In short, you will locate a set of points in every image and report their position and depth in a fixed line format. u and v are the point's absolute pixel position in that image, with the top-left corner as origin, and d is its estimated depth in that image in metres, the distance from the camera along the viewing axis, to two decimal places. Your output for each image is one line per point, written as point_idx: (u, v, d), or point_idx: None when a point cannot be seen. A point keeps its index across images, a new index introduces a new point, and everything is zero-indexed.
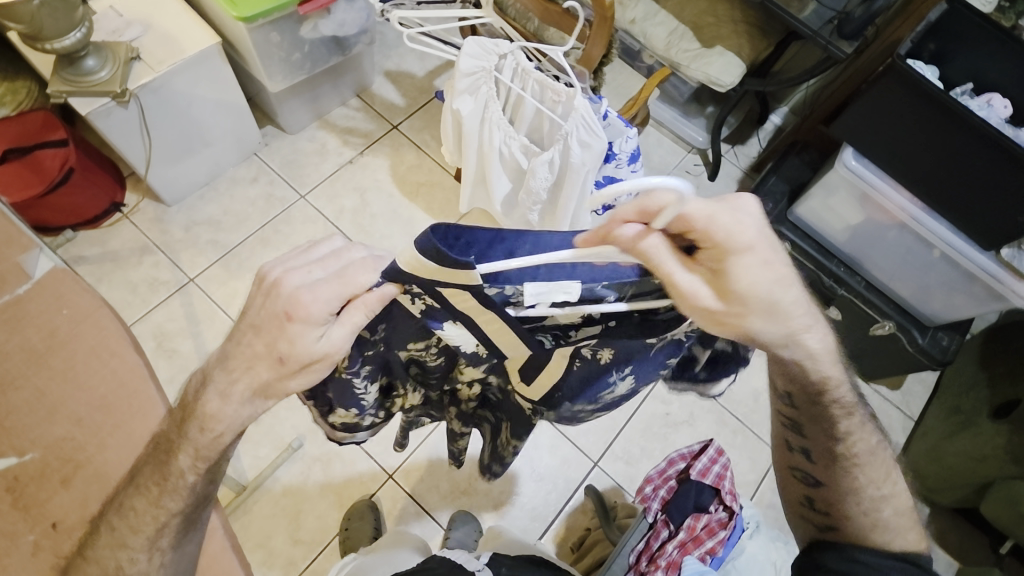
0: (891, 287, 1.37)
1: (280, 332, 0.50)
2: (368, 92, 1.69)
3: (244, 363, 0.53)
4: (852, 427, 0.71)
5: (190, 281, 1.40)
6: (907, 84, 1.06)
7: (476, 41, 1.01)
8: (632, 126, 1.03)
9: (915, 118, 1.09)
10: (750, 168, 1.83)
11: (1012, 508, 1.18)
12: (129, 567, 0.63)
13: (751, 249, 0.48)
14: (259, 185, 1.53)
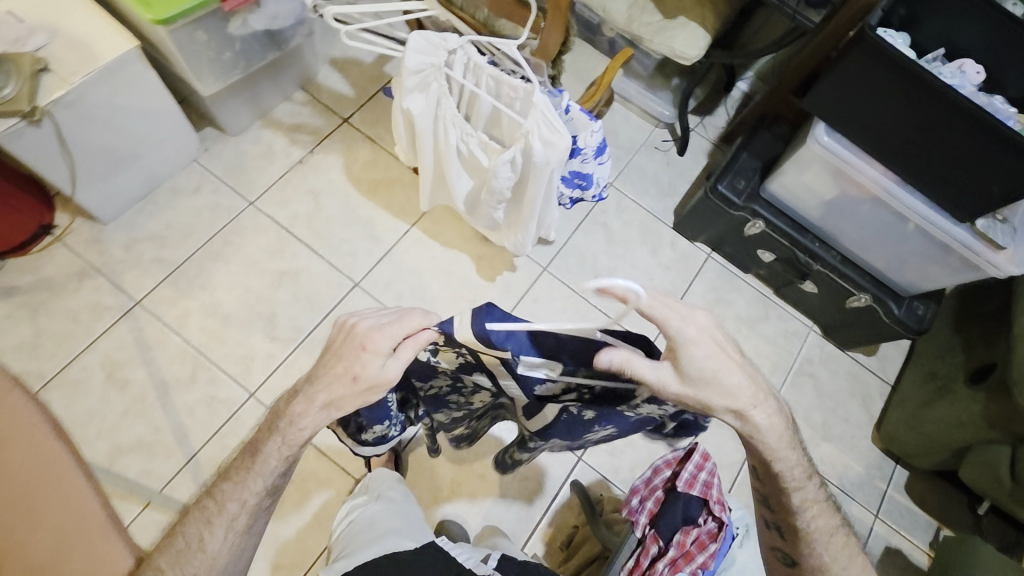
0: (866, 260, 1.36)
1: (357, 363, 0.65)
2: (313, 84, 1.59)
3: (323, 382, 0.67)
4: (806, 499, 0.76)
5: (137, 305, 1.30)
6: (879, 56, 1.01)
7: (423, 35, 0.93)
8: (596, 119, 0.98)
9: (889, 91, 1.04)
10: (720, 139, 1.78)
11: (988, 471, 1.21)
12: (208, 544, 0.69)
13: (695, 342, 0.62)
14: (202, 194, 1.42)
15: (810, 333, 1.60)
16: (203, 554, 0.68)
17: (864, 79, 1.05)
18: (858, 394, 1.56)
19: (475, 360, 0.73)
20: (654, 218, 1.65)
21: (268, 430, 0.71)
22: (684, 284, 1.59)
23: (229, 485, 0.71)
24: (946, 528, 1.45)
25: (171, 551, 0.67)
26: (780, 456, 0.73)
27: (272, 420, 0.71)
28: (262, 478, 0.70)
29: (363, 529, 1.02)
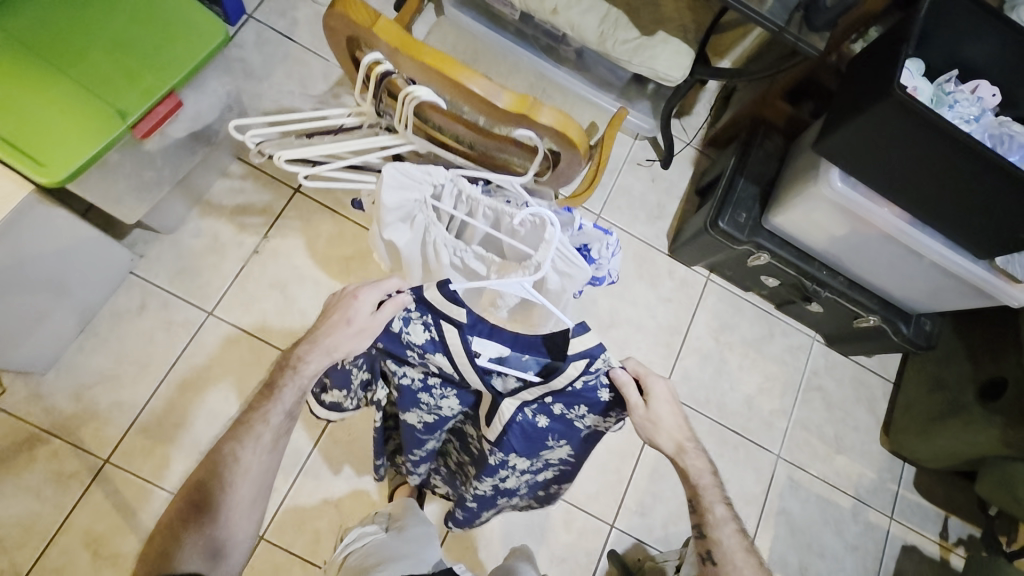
0: (874, 282, 1.31)
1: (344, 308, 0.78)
2: (249, 149, 1.34)
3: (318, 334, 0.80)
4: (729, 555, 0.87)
5: (107, 463, 1.15)
6: (911, 116, 0.87)
7: (401, 164, 0.75)
8: (611, 232, 0.88)
9: (917, 150, 0.92)
10: (705, 143, 1.61)
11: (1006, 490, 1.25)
12: (239, 450, 0.83)
13: (660, 381, 0.81)
14: (149, 313, 1.23)
15: (814, 343, 1.59)
16: (241, 465, 0.82)
17: (892, 138, 0.93)
18: (864, 399, 1.59)
19: (438, 338, 0.75)
20: (648, 246, 1.55)
21: (278, 369, 0.84)
22: (687, 315, 1.52)
23: (255, 416, 0.84)
24: (953, 515, 1.57)
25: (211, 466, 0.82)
26: (710, 506, 0.88)
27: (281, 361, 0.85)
28: (279, 408, 0.84)
29: (366, 558, 0.94)
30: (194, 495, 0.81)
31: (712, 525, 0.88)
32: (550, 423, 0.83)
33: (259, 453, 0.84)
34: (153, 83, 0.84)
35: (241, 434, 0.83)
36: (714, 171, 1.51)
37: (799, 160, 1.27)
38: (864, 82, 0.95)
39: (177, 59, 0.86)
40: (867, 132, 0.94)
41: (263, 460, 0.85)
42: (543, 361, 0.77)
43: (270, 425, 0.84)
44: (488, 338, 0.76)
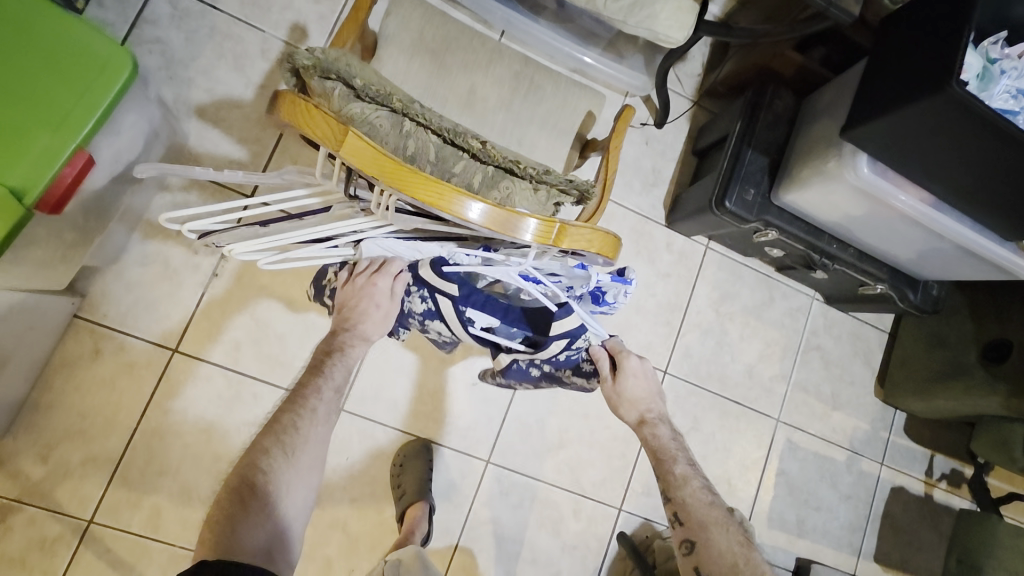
0: (887, 254, 1.24)
1: (381, 283, 0.85)
2: (186, 151, 1.13)
3: (354, 312, 0.87)
4: (697, 509, 0.89)
5: (92, 523, 1.08)
6: (964, 113, 0.81)
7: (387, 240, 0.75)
8: (631, 283, 0.88)
9: (962, 143, 0.85)
10: (700, 95, 1.44)
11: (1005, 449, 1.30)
12: (299, 420, 0.80)
13: (636, 357, 0.97)
14: (107, 359, 1.09)
15: (814, 302, 1.55)
16: (300, 434, 0.80)
17: (936, 129, 0.85)
18: (861, 352, 1.59)
19: (436, 306, 0.85)
20: (644, 219, 1.42)
21: (324, 351, 0.89)
22: (687, 288, 1.44)
23: (306, 391, 0.84)
24: (938, 454, 1.63)
25: (271, 435, 0.78)
26: (674, 479, 0.92)
27: (326, 342, 0.90)
28: (329, 385, 0.86)
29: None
30: (257, 462, 0.75)
31: (676, 486, 0.92)
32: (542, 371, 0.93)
33: (316, 424, 0.82)
34: (49, 144, 0.67)
35: (299, 407, 0.82)
36: (714, 132, 1.35)
37: (814, 127, 1.14)
38: (912, 66, 0.87)
39: (75, 109, 0.68)
40: (908, 119, 0.86)
41: (319, 431, 0.83)
42: (527, 332, 0.85)
43: (324, 400, 0.84)
44: (482, 313, 0.82)
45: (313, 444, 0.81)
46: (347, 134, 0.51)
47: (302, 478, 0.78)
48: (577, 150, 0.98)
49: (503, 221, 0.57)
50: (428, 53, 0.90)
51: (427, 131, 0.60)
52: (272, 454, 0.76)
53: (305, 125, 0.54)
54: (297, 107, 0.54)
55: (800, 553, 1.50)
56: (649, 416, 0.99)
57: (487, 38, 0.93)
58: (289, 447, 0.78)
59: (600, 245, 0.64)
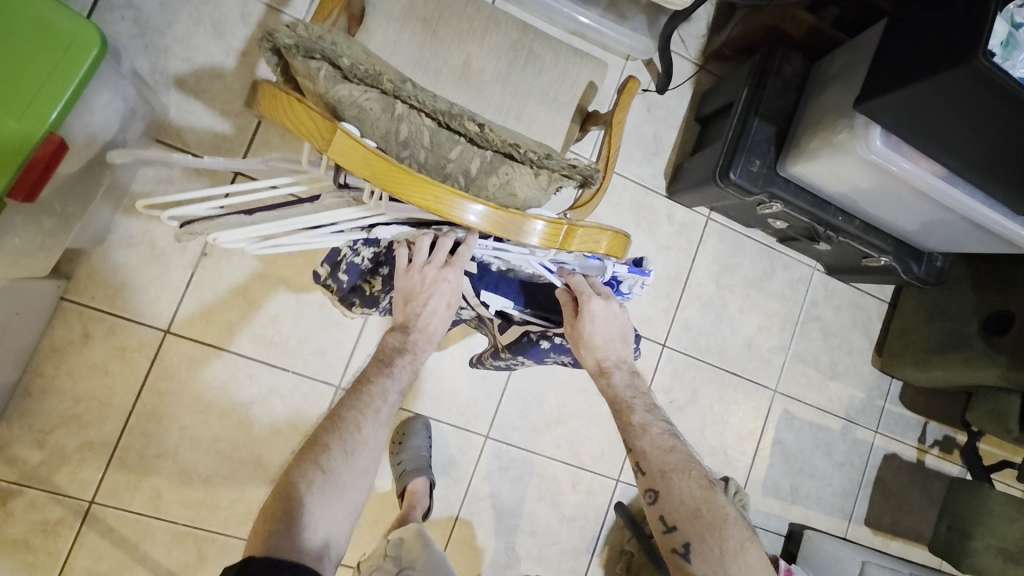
0: (893, 225, 1.21)
1: (450, 279, 0.73)
2: (166, 126, 1.08)
3: (423, 311, 0.77)
4: (660, 457, 0.85)
5: (92, 505, 1.08)
6: (986, 87, 0.77)
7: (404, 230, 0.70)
8: (649, 273, 0.88)
9: (981, 117, 0.81)
10: (704, 58, 1.37)
11: (998, 421, 1.32)
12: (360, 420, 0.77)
13: (601, 297, 0.82)
14: (98, 343, 1.07)
15: (815, 273, 1.53)
16: (361, 436, 0.76)
17: (955, 101, 0.81)
18: (860, 322, 1.58)
19: None
20: (645, 190, 1.37)
21: (395, 347, 0.81)
22: (687, 262, 1.42)
23: (371, 387, 0.79)
24: (931, 421, 1.65)
25: (334, 433, 0.75)
26: (637, 431, 0.86)
27: (398, 338, 0.81)
28: (393, 386, 0.80)
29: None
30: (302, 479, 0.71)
31: (635, 435, 0.86)
32: (553, 346, 0.87)
33: (377, 427, 0.78)
34: (17, 130, 0.63)
35: (362, 403, 0.78)
36: (719, 98, 1.29)
37: (824, 95, 1.09)
38: (931, 36, 0.83)
39: (42, 90, 0.64)
40: (927, 92, 0.82)
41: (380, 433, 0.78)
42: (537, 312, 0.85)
43: (388, 401, 0.79)
44: (494, 293, 0.81)
45: (371, 448, 0.77)
46: (337, 135, 0.49)
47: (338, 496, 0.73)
48: (577, 123, 0.94)
49: (503, 224, 0.55)
50: (420, 21, 0.84)
51: (420, 115, 0.55)
52: (312, 474, 0.72)
53: (296, 123, 0.52)
54: (284, 101, 0.52)
55: (793, 519, 1.54)
56: (608, 362, 0.88)
57: (482, 4, 0.87)
58: (348, 449, 0.75)
59: (608, 242, 0.62)
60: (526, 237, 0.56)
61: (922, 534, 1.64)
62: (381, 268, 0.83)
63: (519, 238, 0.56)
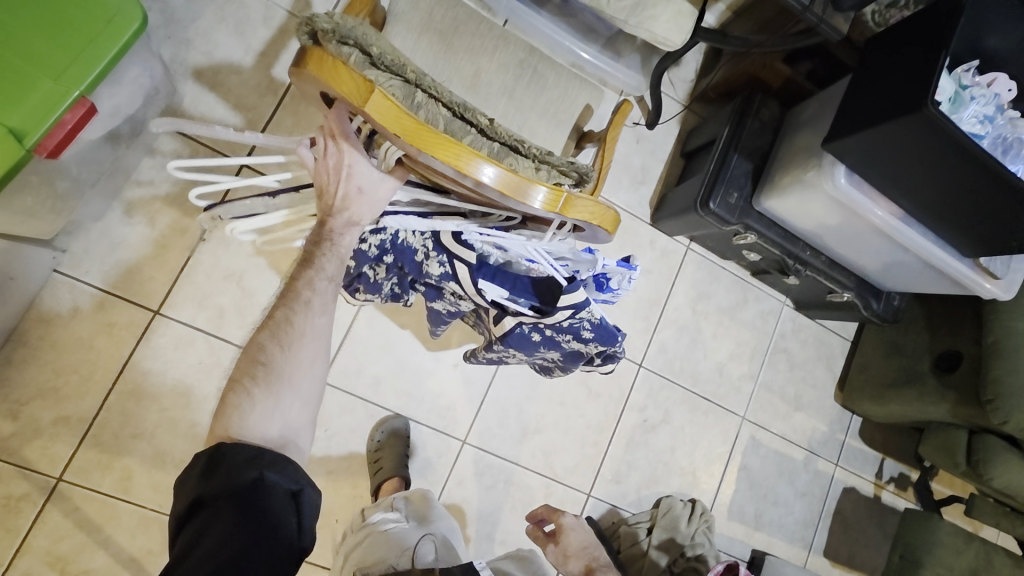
0: (855, 263, 1.31)
1: (346, 154, 0.66)
2: (180, 114, 1.12)
3: (339, 202, 0.69)
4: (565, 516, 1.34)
5: (60, 482, 1.06)
6: (935, 135, 0.87)
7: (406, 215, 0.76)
8: (635, 268, 0.89)
9: (930, 162, 0.91)
10: (690, 99, 1.49)
11: (947, 455, 1.39)
12: (295, 314, 0.69)
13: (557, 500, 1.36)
14: (86, 317, 1.07)
15: (783, 307, 1.62)
16: (296, 327, 0.69)
17: (908, 146, 0.91)
18: (824, 357, 1.66)
19: (453, 271, 0.81)
20: (631, 216, 1.45)
21: (315, 243, 0.71)
22: (666, 286, 1.49)
23: (298, 282, 0.71)
24: (888, 457, 1.73)
25: (268, 329, 0.68)
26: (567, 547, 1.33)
27: (315, 233, 0.72)
28: (322, 273, 0.71)
29: (378, 548, 0.97)
30: (255, 354, 0.67)
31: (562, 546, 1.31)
32: (544, 338, 0.90)
33: (314, 316, 0.70)
34: (53, 89, 0.66)
35: (292, 299, 0.70)
36: (702, 135, 1.39)
37: (796, 137, 1.20)
38: (888, 86, 0.94)
39: (80, 55, 0.68)
40: (883, 136, 0.93)
41: (320, 322, 0.71)
42: (534, 303, 0.83)
43: (320, 290, 0.71)
44: (492, 282, 0.81)
45: (313, 337, 0.69)
46: (372, 93, 0.53)
47: (301, 392, 0.67)
48: (573, 140, 1.01)
49: (513, 186, 0.59)
50: (437, 33, 0.91)
51: (437, 104, 0.62)
52: (253, 370, 0.66)
53: (331, 80, 0.55)
54: (324, 62, 0.55)
55: (755, 546, 1.57)
56: (595, 564, 1.18)
57: (494, 24, 0.96)
58: (285, 339, 0.68)
59: (603, 219, 0.68)
60: (532, 202, 0.61)
61: (877, 568, 1.69)
62: (385, 256, 0.85)
63: (524, 202, 0.60)
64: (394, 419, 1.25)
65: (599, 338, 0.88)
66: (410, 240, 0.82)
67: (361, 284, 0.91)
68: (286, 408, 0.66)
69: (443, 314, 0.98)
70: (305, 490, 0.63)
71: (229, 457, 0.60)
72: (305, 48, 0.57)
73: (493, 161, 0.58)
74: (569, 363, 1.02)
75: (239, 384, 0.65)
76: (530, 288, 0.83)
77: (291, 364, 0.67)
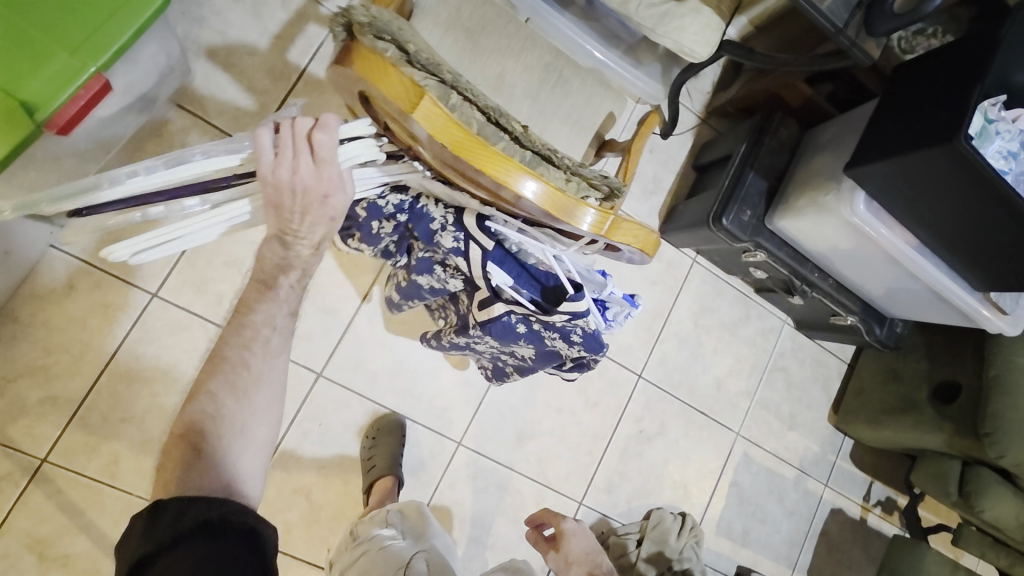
0: (862, 289, 1.31)
1: (327, 182, 0.64)
2: (189, 93, 1.09)
3: (302, 224, 0.66)
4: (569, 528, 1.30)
5: (45, 463, 1.03)
6: (962, 168, 0.87)
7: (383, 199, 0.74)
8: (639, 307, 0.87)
9: (954, 194, 0.91)
10: (707, 112, 1.47)
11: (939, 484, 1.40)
12: (251, 359, 0.68)
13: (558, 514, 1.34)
14: (81, 296, 1.04)
15: (784, 326, 1.62)
16: (250, 373, 0.68)
17: (932, 176, 0.91)
18: (821, 378, 1.67)
19: (464, 244, 0.76)
20: None
21: (275, 266, 0.69)
22: (670, 298, 1.48)
23: (254, 318, 0.69)
24: (876, 481, 1.74)
25: (218, 376, 0.66)
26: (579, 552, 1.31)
27: (275, 252, 0.68)
28: (282, 309, 0.70)
29: (378, 562, 0.96)
30: (203, 406, 0.65)
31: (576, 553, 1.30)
32: (529, 330, 0.83)
33: (269, 360, 0.69)
34: (69, 62, 0.63)
35: (246, 338, 0.68)
36: (717, 150, 1.38)
37: (814, 158, 1.19)
38: (915, 116, 0.93)
39: (101, 28, 0.65)
40: (909, 165, 0.92)
41: (275, 365, 0.70)
42: (533, 298, 0.78)
43: (277, 328, 0.70)
44: (500, 267, 0.75)
45: (269, 387, 0.69)
46: (423, 98, 0.51)
47: (251, 439, 0.66)
48: (594, 148, 1.00)
49: (556, 204, 0.58)
50: (463, 31, 0.90)
51: (473, 109, 0.60)
52: (201, 417, 0.64)
53: (378, 81, 0.53)
54: (370, 61, 0.53)
55: (741, 562, 1.58)
56: (599, 572, 1.18)
57: (522, 26, 0.94)
58: (239, 389, 0.67)
59: (644, 241, 0.67)
60: (576, 219, 0.59)
61: None
62: (399, 214, 0.80)
63: (568, 219, 0.59)
64: (388, 417, 1.24)
65: (583, 347, 0.83)
66: (430, 208, 0.78)
67: (359, 232, 0.85)
68: (236, 456, 0.64)
69: (424, 289, 0.93)
70: (262, 530, 0.59)
71: (171, 511, 0.56)
72: (346, 45, 0.56)
73: (536, 175, 0.56)
74: (537, 363, 0.97)
75: (184, 437, 0.63)
76: (534, 287, 0.78)
77: (243, 414, 0.66)
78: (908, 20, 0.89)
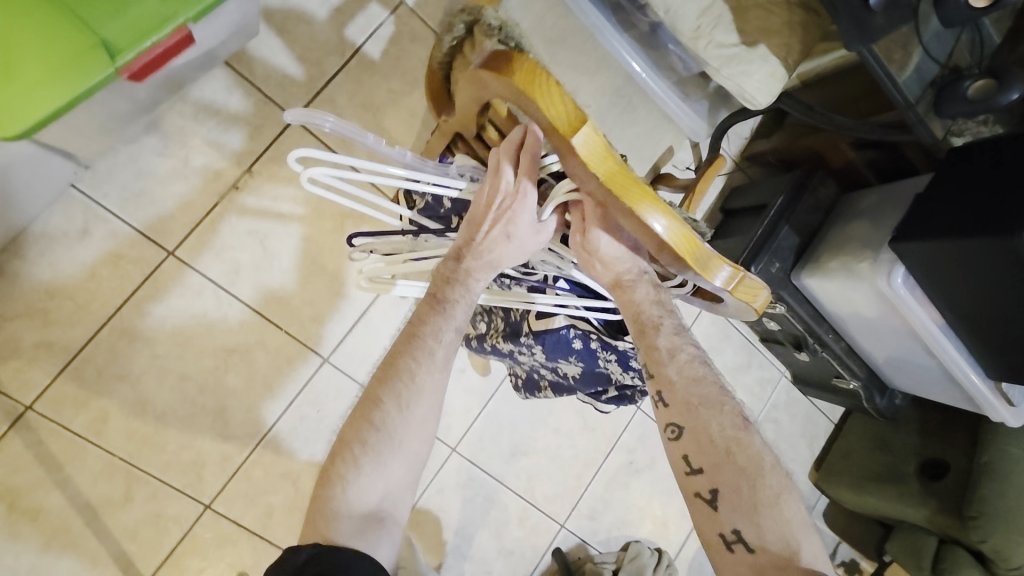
0: (870, 355, 1.32)
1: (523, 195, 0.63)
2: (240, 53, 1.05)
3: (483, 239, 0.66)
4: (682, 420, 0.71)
5: (29, 411, 0.97)
6: (1013, 260, 0.90)
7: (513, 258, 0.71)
8: None
9: (997, 282, 0.94)
10: (742, 156, 1.47)
11: (913, 557, 1.42)
12: (415, 371, 0.68)
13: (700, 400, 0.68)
14: (95, 243, 0.99)
15: (781, 379, 1.64)
16: (416, 387, 0.68)
17: (982, 263, 0.94)
18: (809, 435, 1.68)
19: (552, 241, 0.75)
20: None
21: (446, 280, 0.69)
22: None
23: (424, 330, 0.69)
24: (845, 542, 1.77)
25: (387, 387, 0.67)
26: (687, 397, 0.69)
27: (448, 269, 0.69)
28: (451, 326, 0.70)
29: None
30: (372, 419, 0.66)
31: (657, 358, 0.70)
32: (584, 349, 0.86)
33: (433, 372, 0.68)
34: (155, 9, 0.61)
35: (415, 347, 0.68)
36: (749, 198, 1.37)
37: (850, 223, 1.20)
38: (972, 206, 0.96)
39: None
40: (958, 248, 0.94)
41: (436, 380, 0.69)
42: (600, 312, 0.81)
43: (444, 343, 0.69)
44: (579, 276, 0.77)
45: (429, 398, 0.68)
46: (588, 125, 0.50)
47: (405, 456, 0.67)
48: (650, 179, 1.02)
49: (686, 245, 0.56)
50: (543, 40, 0.94)
51: None
52: (366, 434, 0.66)
53: (536, 96, 0.51)
54: (531, 74, 0.52)
55: None
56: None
57: (596, 45, 1.00)
58: (403, 401, 0.67)
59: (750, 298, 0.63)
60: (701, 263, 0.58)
61: None
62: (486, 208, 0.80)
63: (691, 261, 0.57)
64: None
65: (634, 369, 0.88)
66: None
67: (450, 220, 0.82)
68: (388, 478, 0.67)
69: None
70: None
71: (324, 556, 0.60)
72: (504, 53, 0.54)
73: (669, 214, 0.55)
74: (579, 384, 0.94)
75: (349, 451, 0.66)
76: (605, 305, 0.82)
77: (404, 428, 0.67)
78: (982, 107, 0.92)
